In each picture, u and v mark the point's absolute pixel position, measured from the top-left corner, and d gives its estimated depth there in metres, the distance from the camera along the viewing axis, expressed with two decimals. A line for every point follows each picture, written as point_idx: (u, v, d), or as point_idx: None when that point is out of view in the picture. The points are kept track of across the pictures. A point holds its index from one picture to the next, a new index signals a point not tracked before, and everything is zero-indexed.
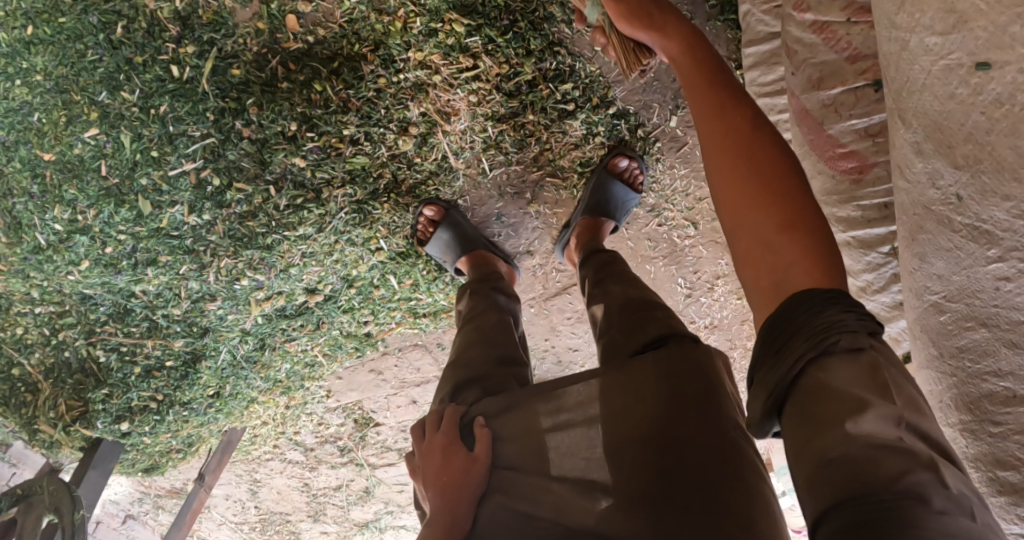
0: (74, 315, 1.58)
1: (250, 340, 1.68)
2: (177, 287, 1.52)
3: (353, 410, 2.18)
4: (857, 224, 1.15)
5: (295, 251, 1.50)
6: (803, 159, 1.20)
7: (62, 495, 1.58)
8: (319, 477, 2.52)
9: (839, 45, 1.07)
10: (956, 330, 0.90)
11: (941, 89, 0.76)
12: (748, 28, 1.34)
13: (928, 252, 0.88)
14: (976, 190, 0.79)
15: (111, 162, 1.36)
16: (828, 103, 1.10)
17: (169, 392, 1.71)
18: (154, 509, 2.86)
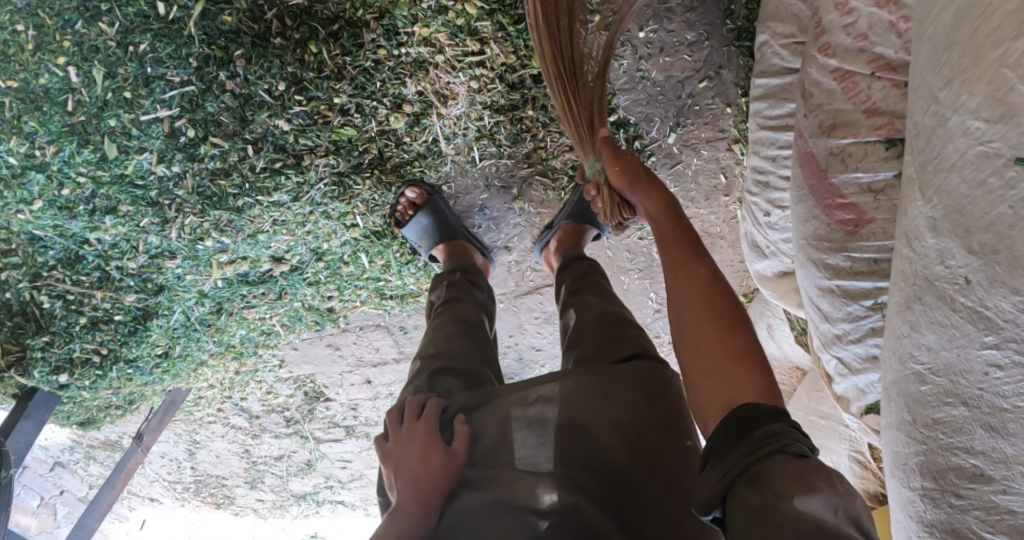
0: (20, 255, 1.48)
1: (206, 303, 1.61)
2: (136, 241, 1.44)
3: (305, 383, 2.11)
4: (844, 273, 1.17)
5: (265, 219, 1.44)
6: (800, 201, 1.24)
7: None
8: (261, 445, 2.45)
9: (858, 97, 1.12)
10: (935, 403, 0.91)
11: (972, 175, 0.81)
12: (763, 60, 1.40)
13: (920, 323, 0.91)
14: (984, 277, 0.81)
15: (79, 99, 1.25)
16: (837, 152, 1.14)
17: (115, 347, 1.63)
18: (84, 458, 2.76)
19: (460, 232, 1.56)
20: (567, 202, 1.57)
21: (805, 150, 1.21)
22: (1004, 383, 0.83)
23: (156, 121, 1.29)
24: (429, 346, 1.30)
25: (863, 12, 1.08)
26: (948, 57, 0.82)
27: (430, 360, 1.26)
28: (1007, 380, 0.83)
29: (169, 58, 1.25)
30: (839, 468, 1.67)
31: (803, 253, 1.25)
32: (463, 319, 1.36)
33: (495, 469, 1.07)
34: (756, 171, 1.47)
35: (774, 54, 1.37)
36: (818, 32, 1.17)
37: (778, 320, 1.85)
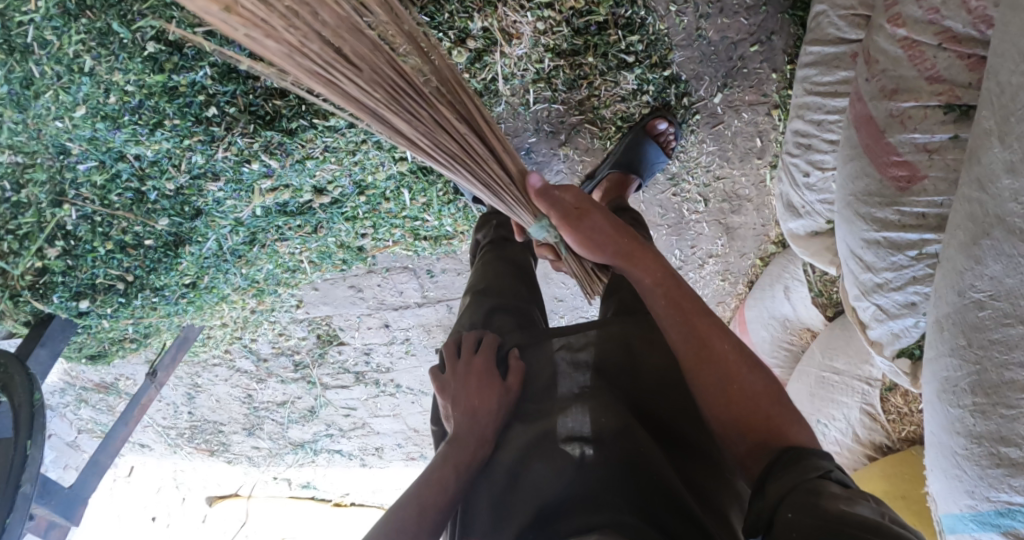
0: (45, 172, 1.39)
1: (241, 232, 1.61)
2: (178, 159, 1.42)
3: (319, 325, 2.10)
4: (891, 226, 1.17)
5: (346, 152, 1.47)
6: (851, 160, 1.25)
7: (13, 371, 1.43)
8: (265, 390, 2.44)
9: (923, 64, 1.12)
10: (992, 325, 0.93)
11: None
12: (818, 28, 1.43)
13: (986, 256, 0.93)
14: None
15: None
16: (896, 114, 1.15)
17: (142, 275, 1.60)
18: (77, 402, 2.72)
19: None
20: (613, 152, 1.61)
21: (860, 112, 1.22)
22: None
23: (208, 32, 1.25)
24: (476, 286, 1.30)
25: None
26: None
27: (479, 299, 1.26)
28: None
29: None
30: (848, 419, 1.69)
31: (849, 209, 1.24)
32: (508, 258, 1.37)
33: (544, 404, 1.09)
34: (797, 134, 1.50)
35: (830, 24, 1.41)
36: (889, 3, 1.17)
37: (794, 283, 1.84)
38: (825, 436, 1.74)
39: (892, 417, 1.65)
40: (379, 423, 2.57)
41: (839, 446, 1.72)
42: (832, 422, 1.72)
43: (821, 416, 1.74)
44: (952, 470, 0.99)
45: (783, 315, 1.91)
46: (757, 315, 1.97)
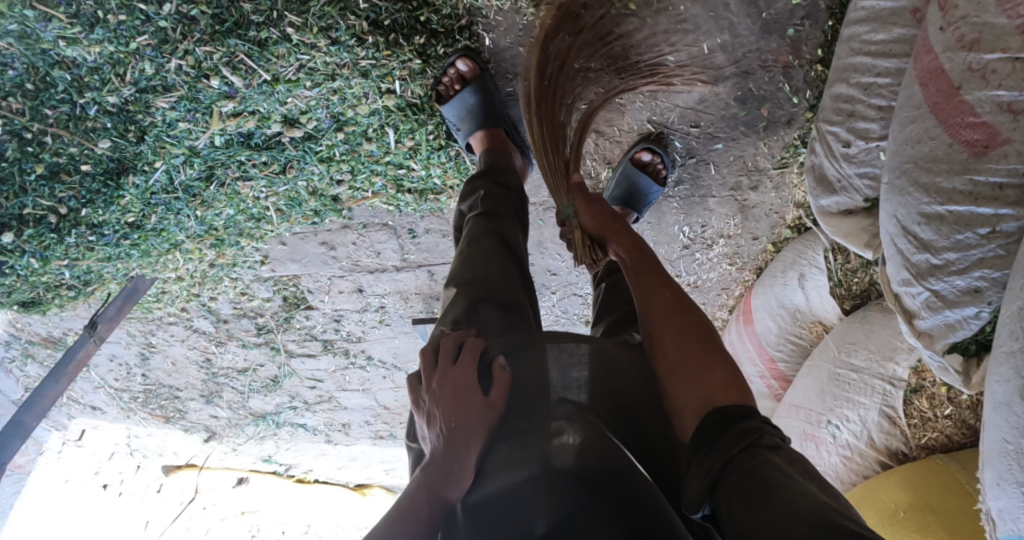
0: None
1: (195, 164, 1.39)
2: (123, 66, 1.21)
3: (286, 286, 1.90)
4: (960, 197, 1.01)
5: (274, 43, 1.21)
6: (912, 122, 1.07)
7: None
8: (225, 354, 2.22)
9: (1014, 9, 0.93)
10: None
11: None
12: None
13: None
14: None
15: None
16: (976, 68, 0.96)
17: (77, 208, 1.39)
18: (22, 356, 2.49)
19: (501, 117, 1.40)
20: (606, 187, 1.57)
21: (927, 65, 1.04)
22: None
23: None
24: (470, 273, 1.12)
25: None
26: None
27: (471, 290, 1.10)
28: None
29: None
30: (864, 421, 1.52)
31: (907, 177, 1.08)
32: (496, 235, 1.19)
33: (531, 420, 0.94)
34: (840, 99, 1.31)
35: None
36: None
37: (811, 271, 1.68)
38: (835, 439, 1.57)
39: (913, 421, 1.48)
40: (347, 397, 2.37)
41: (849, 449, 1.55)
42: (845, 423, 1.55)
43: (832, 416, 1.57)
44: None
45: (792, 306, 1.74)
46: (764, 303, 1.78)
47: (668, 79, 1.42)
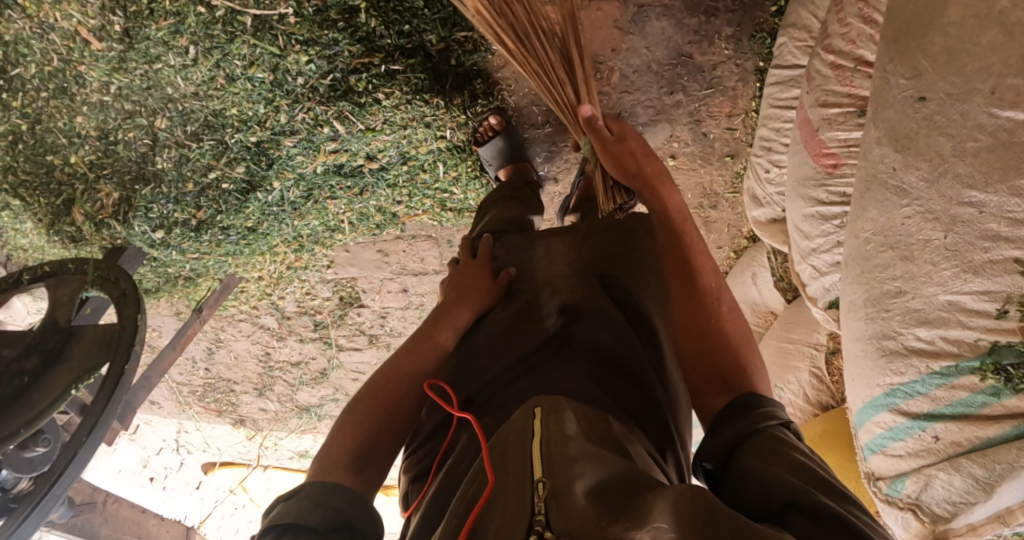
0: (145, 119, 1.84)
1: (301, 186, 1.96)
2: (265, 117, 1.81)
3: (344, 288, 2.39)
4: (821, 202, 1.57)
5: (217, 51, 1.69)
6: (796, 153, 1.64)
7: (129, 300, 1.65)
8: (283, 349, 2.56)
9: (845, 81, 1.51)
10: (875, 252, 1.21)
11: (901, 107, 1.13)
12: (781, 56, 1.81)
13: (869, 205, 1.21)
14: (903, 163, 1.14)
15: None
16: (825, 118, 1.54)
17: (213, 215, 1.95)
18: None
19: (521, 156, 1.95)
20: None
21: (801, 116, 1.63)
22: (912, 227, 1.13)
23: (285, 14, 1.67)
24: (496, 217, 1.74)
25: (856, 26, 1.48)
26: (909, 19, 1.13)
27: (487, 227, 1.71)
28: (914, 225, 1.13)
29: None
30: (800, 382, 2.03)
31: (794, 191, 1.65)
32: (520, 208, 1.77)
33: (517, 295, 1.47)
34: (763, 139, 1.87)
35: (789, 52, 1.80)
36: (824, 37, 1.57)
37: (760, 269, 2.21)
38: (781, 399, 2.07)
39: (836, 378, 2.00)
40: None
41: (792, 406, 2.05)
42: (786, 386, 2.05)
43: (779, 381, 2.08)
44: (856, 373, 1.28)
45: (750, 300, 2.26)
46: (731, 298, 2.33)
47: (642, 126, 2.01)
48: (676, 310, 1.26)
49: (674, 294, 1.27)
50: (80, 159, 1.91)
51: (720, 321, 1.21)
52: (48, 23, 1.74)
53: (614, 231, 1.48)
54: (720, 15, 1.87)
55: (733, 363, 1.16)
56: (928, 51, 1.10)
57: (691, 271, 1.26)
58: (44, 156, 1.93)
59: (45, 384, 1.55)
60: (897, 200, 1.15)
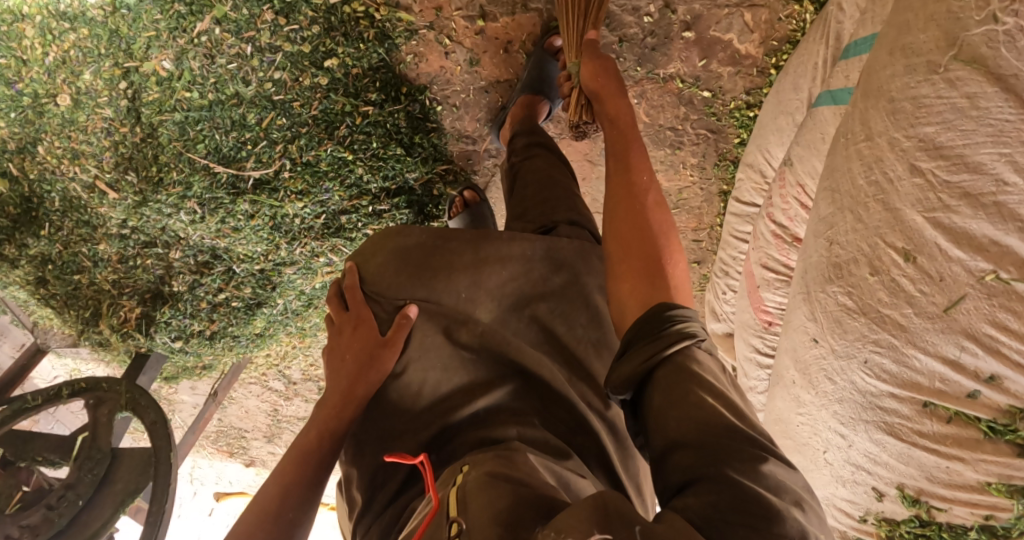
0: (160, 248, 2.03)
1: (302, 299, 2.15)
2: (270, 253, 2.01)
3: None
4: (758, 350, 1.79)
5: (220, 210, 1.88)
6: (743, 298, 1.86)
7: (160, 427, 1.88)
8: (290, 406, 2.71)
9: (783, 252, 1.69)
10: (784, 435, 1.54)
11: (805, 339, 1.39)
12: (741, 190, 1.95)
13: (780, 398, 1.53)
14: (803, 381, 1.42)
15: (255, 162, 1.86)
16: (763, 279, 1.75)
17: (224, 327, 2.13)
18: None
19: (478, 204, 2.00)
20: None
21: (749, 268, 1.82)
22: (805, 432, 1.46)
23: (280, 171, 1.89)
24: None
25: (795, 208, 1.64)
26: (811, 266, 1.39)
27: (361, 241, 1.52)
28: (806, 430, 1.46)
29: (291, 131, 1.88)
30: None
31: (739, 331, 1.88)
32: None
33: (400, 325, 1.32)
34: (724, 264, 2.02)
35: (748, 188, 1.92)
36: (769, 205, 1.74)
37: None
38: None
39: None
40: None
41: None
42: None
43: None
44: None
45: None
46: None
47: None
48: (618, 251, 1.18)
49: (615, 226, 1.21)
50: (102, 279, 2.09)
51: (667, 260, 1.14)
52: (71, 175, 1.95)
53: (519, 239, 1.37)
54: (686, 146, 1.99)
55: (662, 285, 1.10)
56: (820, 304, 1.35)
57: (634, 200, 1.22)
58: (71, 276, 2.11)
59: (97, 505, 1.84)
60: (797, 400, 1.47)
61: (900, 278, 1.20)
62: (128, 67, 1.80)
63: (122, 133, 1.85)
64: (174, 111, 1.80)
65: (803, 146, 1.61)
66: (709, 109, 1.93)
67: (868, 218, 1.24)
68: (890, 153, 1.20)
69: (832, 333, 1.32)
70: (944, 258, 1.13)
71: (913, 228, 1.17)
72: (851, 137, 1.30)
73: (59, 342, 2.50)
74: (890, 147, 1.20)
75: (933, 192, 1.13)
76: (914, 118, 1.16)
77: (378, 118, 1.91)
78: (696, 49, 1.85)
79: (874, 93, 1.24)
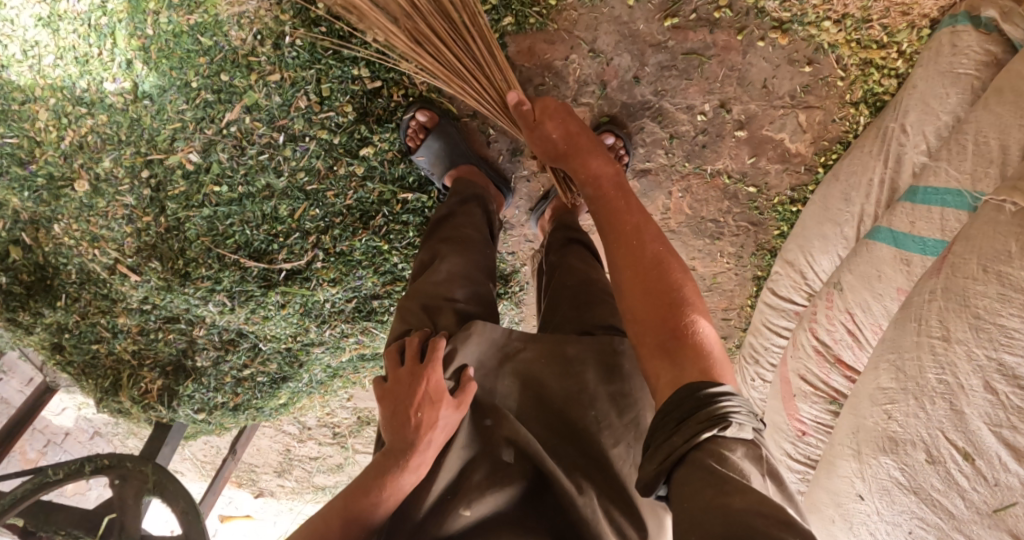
0: (183, 324, 1.95)
1: (327, 372, 2.11)
2: (300, 335, 1.95)
3: (364, 410, 2.43)
4: (791, 456, 1.77)
5: (251, 301, 1.82)
6: (774, 399, 1.84)
7: (194, 515, 1.84)
8: (303, 446, 2.58)
9: (822, 368, 1.68)
10: None
11: (853, 488, 1.43)
12: (772, 283, 1.91)
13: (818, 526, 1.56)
14: (846, 523, 1.46)
15: (289, 254, 1.79)
16: (800, 390, 1.73)
17: (249, 399, 2.07)
18: (125, 434, 2.70)
19: (464, 157, 1.78)
20: None
21: (784, 373, 1.80)
22: None
23: (313, 261, 1.82)
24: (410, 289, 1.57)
25: (841, 332, 1.63)
26: (862, 429, 1.42)
27: (410, 301, 1.55)
28: None
29: (325, 221, 1.80)
30: None
31: (767, 432, 1.85)
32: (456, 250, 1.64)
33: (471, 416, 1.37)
34: (750, 351, 1.98)
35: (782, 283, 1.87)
36: (812, 316, 1.73)
37: None
38: None
39: None
40: None
41: None
42: None
43: None
44: None
45: None
46: None
47: None
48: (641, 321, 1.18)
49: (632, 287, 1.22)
50: (122, 350, 2.00)
51: (694, 334, 1.13)
52: (90, 255, 1.86)
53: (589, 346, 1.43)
54: (726, 236, 1.94)
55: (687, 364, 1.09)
56: (869, 468, 1.39)
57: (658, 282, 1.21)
58: (89, 345, 2.00)
59: None
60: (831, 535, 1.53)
61: (955, 473, 1.25)
62: (153, 158, 1.70)
63: (145, 223, 1.76)
64: (202, 206, 1.72)
65: (854, 275, 1.60)
66: (753, 203, 1.88)
67: (931, 411, 1.28)
68: (965, 362, 1.24)
69: (880, 489, 1.38)
70: (999, 466, 1.19)
71: (978, 435, 1.22)
72: (924, 325, 1.32)
73: (65, 381, 2.37)
74: (966, 356, 1.23)
75: (1004, 410, 1.18)
76: (997, 343, 1.20)
77: (419, 205, 1.84)
78: (746, 147, 1.80)
79: (957, 297, 1.27)
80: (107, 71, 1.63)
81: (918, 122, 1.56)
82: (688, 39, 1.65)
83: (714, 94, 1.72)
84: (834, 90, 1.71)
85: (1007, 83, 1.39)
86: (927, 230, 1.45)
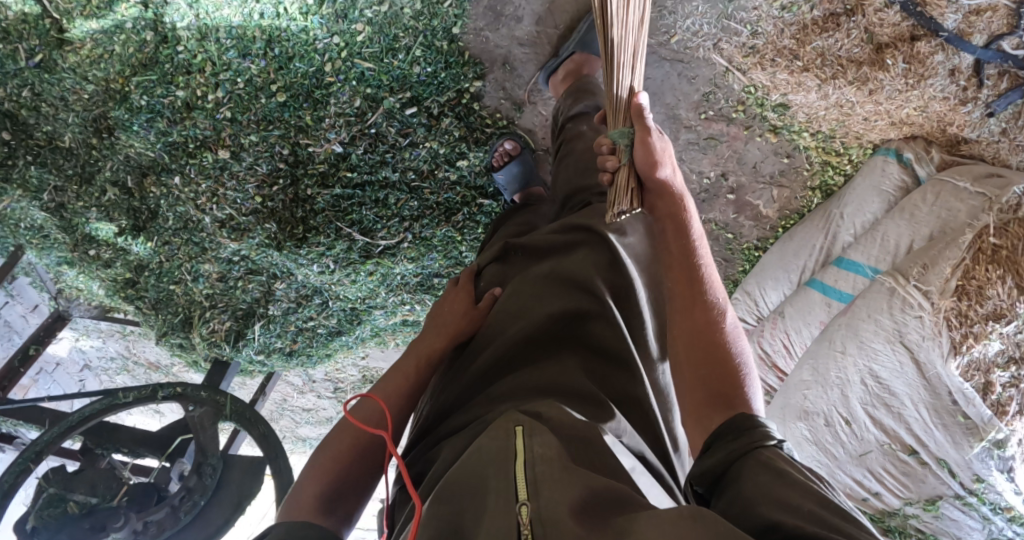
0: (264, 275, 2.33)
1: (368, 334, 2.55)
2: (372, 297, 2.39)
3: (369, 370, 2.83)
4: None
5: (349, 267, 2.23)
6: None
7: (271, 438, 2.24)
8: (300, 398, 2.99)
9: (762, 369, 2.35)
10: None
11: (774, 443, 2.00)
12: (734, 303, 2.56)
13: None
14: None
15: (385, 233, 2.21)
16: None
17: (303, 346, 2.47)
18: (118, 368, 3.11)
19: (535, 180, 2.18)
20: None
21: None
22: None
23: (401, 242, 2.23)
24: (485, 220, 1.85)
25: (780, 346, 2.29)
26: (787, 406, 1.99)
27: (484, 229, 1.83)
28: None
29: (418, 210, 2.21)
30: None
31: None
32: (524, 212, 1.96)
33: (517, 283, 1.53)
34: None
35: (739, 306, 2.54)
36: (761, 333, 2.39)
37: None
38: None
39: None
40: None
41: None
42: None
43: None
44: None
45: None
46: None
47: None
48: (685, 386, 1.28)
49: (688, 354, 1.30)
50: (199, 292, 2.35)
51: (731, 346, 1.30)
52: (204, 209, 2.15)
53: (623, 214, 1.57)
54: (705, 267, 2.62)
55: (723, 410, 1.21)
56: (788, 430, 1.97)
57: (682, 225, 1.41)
58: (167, 284, 2.35)
59: (217, 502, 2.17)
60: None
61: (840, 432, 1.88)
62: (300, 143, 2.06)
63: (272, 190, 2.11)
64: (334, 186, 2.12)
65: (795, 307, 2.27)
66: (727, 245, 2.55)
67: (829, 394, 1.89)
68: (851, 364, 1.85)
69: (792, 442, 1.97)
70: (861, 427, 1.85)
71: (854, 409, 1.86)
72: (830, 342, 1.92)
73: (82, 311, 2.75)
74: (852, 362, 1.85)
75: (870, 394, 1.82)
76: (869, 356, 1.82)
77: (491, 210, 2.28)
78: (732, 206, 2.46)
79: (851, 329, 1.86)
80: (263, 57, 1.95)
81: (853, 211, 2.25)
82: (711, 127, 2.29)
83: (720, 167, 2.37)
84: (800, 176, 2.39)
85: (906, 205, 2.06)
86: (844, 284, 2.14)
